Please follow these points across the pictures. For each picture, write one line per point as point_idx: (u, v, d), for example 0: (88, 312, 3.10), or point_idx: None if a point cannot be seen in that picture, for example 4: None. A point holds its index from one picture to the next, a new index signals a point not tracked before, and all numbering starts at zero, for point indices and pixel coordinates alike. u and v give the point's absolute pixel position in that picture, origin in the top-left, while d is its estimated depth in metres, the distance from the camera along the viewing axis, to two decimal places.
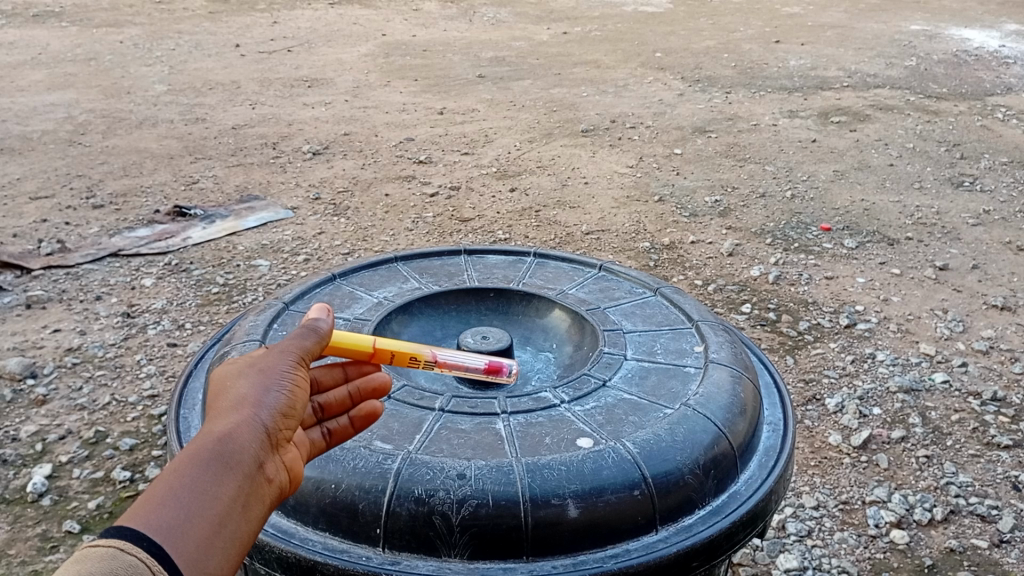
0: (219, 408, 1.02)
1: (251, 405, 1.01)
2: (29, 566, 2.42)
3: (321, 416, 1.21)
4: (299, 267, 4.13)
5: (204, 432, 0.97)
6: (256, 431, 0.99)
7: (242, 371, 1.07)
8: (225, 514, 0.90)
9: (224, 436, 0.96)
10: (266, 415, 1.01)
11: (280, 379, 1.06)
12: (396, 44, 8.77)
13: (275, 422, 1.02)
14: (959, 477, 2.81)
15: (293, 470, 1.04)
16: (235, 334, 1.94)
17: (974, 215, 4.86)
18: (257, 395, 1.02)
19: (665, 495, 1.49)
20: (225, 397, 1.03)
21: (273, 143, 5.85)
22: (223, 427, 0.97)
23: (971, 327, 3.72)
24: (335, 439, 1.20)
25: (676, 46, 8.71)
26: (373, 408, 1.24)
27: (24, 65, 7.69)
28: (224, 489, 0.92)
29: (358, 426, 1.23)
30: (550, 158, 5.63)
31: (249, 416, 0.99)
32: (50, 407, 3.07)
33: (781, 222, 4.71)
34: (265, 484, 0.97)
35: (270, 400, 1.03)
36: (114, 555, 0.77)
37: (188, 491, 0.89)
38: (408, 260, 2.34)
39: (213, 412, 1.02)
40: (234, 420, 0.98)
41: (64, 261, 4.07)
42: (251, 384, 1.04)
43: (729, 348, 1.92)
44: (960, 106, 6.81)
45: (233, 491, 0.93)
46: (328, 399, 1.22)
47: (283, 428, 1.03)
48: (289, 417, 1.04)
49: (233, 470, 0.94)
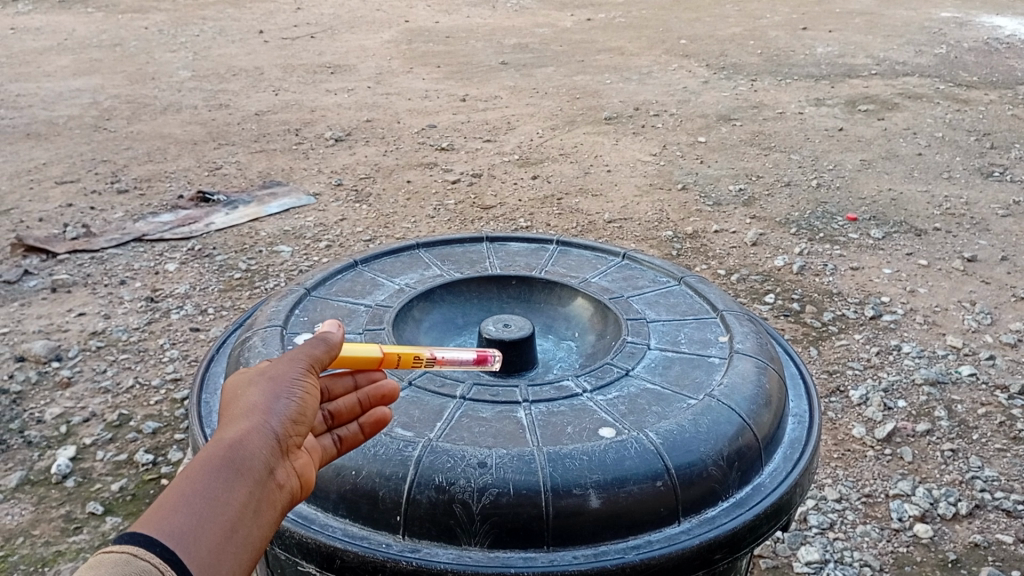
0: (229, 416, 1.01)
1: (260, 413, 1.00)
2: (53, 547, 2.45)
3: (332, 424, 1.20)
4: (321, 253, 4.14)
5: (214, 439, 0.97)
6: (266, 438, 0.98)
7: (253, 379, 1.05)
8: (237, 520, 0.90)
9: (234, 443, 0.96)
10: (276, 422, 1.00)
11: (291, 387, 1.04)
12: (419, 30, 8.75)
13: (286, 430, 1.01)
14: (985, 471, 2.76)
15: (303, 476, 1.03)
16: (257, 319, 1.94)
17: (1004, 205, 4.77)
18: (267, 403, 1.01)
19: (688, 487, 1.48)
20: (235, 404, 1.02)
21: (296, 130, 5.86)
22: (234, 435, 0.97)
23: (999, 320, 3.65)
24: (345, 447, 1.19)
25: (701, 33, 8.60)
26: (383, 414, 1.23)
27: (50, 51, 7.75)
28: (235, 495, 0.92)
29: (369, 433, 1.22)
30: (573, 145, 5.59)
31: (258, 423, 0.99)
32: (75, 390, 3.11)
33: (806, 211, 4.65)
34: (276, 490, 0.97)
35: (280, 407, 1.02)
36: (128, 560, 0.77)
37: (200, 497, 0.89)
38: (430, 247, 2.32)
39: (223, 419, 1.01)
40: (244, 427, 0.98)
41: (89, 246, 4.12)
42: (262, 390, 1.03)
43: (754, 338, 1.89)
44: (991, 95, 6.67)
45: (244, 498, 0.92)
46: (338, 407, 1.20)
47: (292, 434, 1.02)
48: (298, 424, 1.03)
49: (243, 477, 0.93)
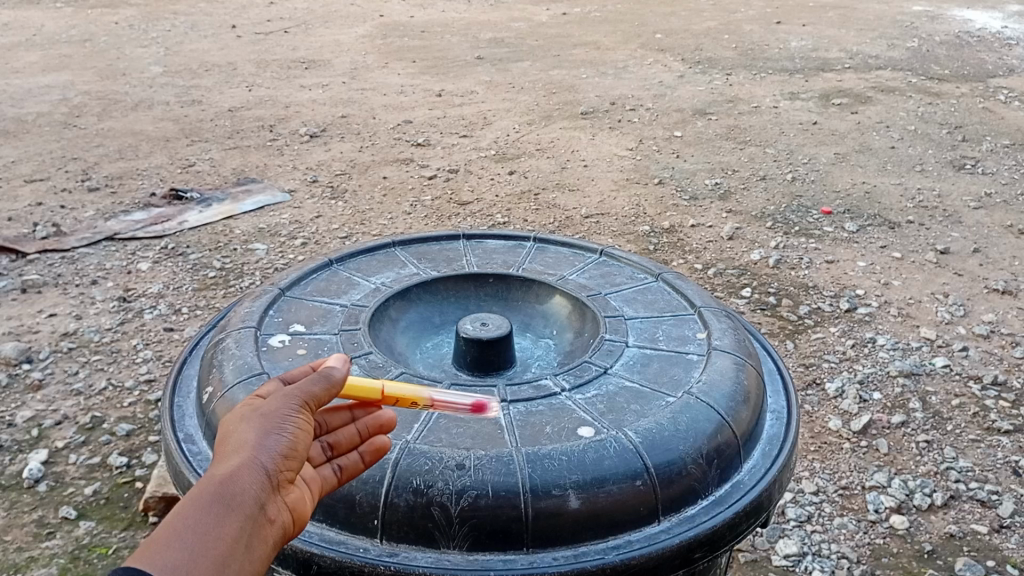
0: (222, 452, 1.00)
1: (252, 449, 0.99)
2: (26, 553, 2.40)
3: (331, 455, 1.19)
4: (297, 251, 4.09)
5: (207, 476, 0.96)
6: (257, 473, 0.97)
7: (246, 416, 1.04)
8: (228, 553, 0.89)
9: (225, 479, 0.94)
10: (268, 457, 0.99)
11: (283, 422, 1.02)
12: (394, 25, 8.68)
13: (277, 465, 0.99)
14: (960, 462, 2.79)
15: (297, 510, 1.01)
16: (231, 320, 1.91)
17: (976, 198, 4.83)
18: (258, 438, 1.00)
19: (668, 485, 1.47)
20: (229, 440, 1.01)
21: (270, 126, 5.79)
22: (225, 470, 0.96)
23: (972, 311, 3.69)
24: (346, 477, 1.18)
25: (676, 27, 8.62)
26: (383, 444, 1.23)
27: (18, 46, 7.59)
28: (226, 531, 0.90)
29: (369, 462, 1.22)
30: (550, 140, 5.58)
31: (249, 459, 0.97)
32: (46, 392, 3.05)
33: (781, 205, 4.67)
34: (268, 524, 0.95)
35: (271, 443, 1.00)
36: None
37: (191, 533, 0.88)
38: (405, 246, 2.30)
39: (217, 456, 1.00)
40: (236, 463, 0.97)
41: (60, 245, 4.04)
42: (255, 426, 1.01)
43: (732, 334, 1.89)
44: (962, 88, 6.74)
45: (235, 532, 0.91)
46: (337, 438, 1.19)
47: (285, 469, 1.00)
48: (291, 458, 1.01)
49: (234, 512, 0.92)
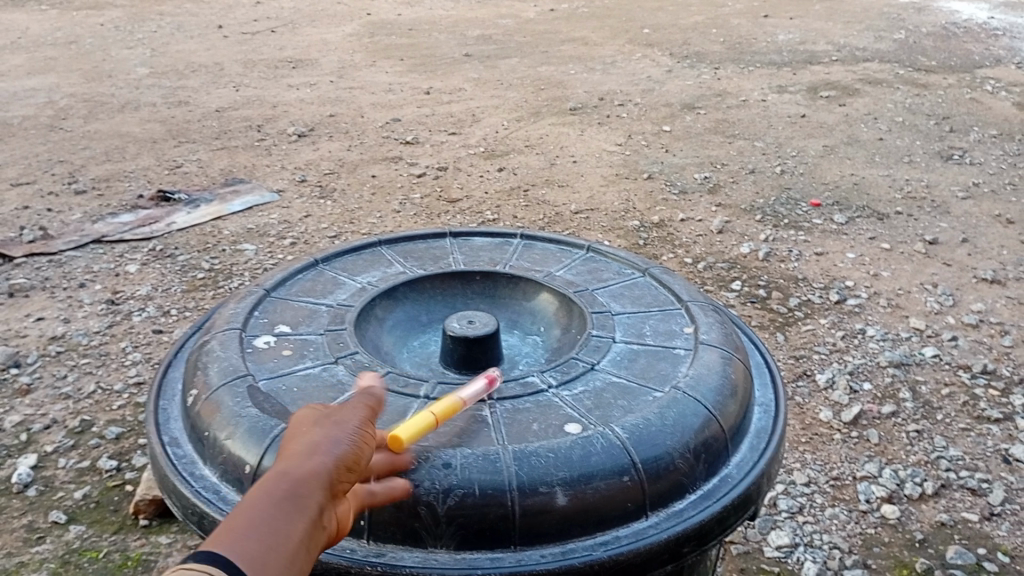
0: (290, 454, 1.06)
1: (322, 454, 1.05)
2: (15, 558, 2.38)
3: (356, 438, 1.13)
4: (285, 251, 4.08)
5: (280, 473, 1.02)
6: (325, 479, 1.03)
7: (314, 426, 1.11)
8: (298, 548, 0.94)
9: (297, 480, 1.00)
10: (334, 465, 1.05)
11: (348, 436, 1.10)
12: (381, 23, 8.65)
13: (340, 474, 1.05)
14: (950, 451, 2.80)
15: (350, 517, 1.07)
16: (215, 322, 1.90)
17: (964, 188, 4.85)
18: (327, 446, 1.06)
19: (655, 480, 1.47)
20: (297, 444, 1.08)
21: (257, 126, 5.76)
22: (297, 471, 1.02)
23: (961, 301, 3.71)
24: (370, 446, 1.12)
25: (664, 22, 8.62)
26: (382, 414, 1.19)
27: (2, 49, 7.52)
28: (298, 527, 0.96)
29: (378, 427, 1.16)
30: (538, 137, 5.57)
31: (319, 465, 1.04)
32: (35, 397, 3.03)
33: (770, 198, 4.68)
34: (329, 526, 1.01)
35: (337, 453, 1.07)
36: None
37: (267, 525, 0.94)
38: (391, 244, 2.29)
39: (285, 456, 1.06)
40: (307, 466, 1.03)
41: (46, 249, 4.01)
42: (322, 437, 1.08)
43: (719, 328, 1.89)
44: (949, 79, 6.77)
45: (305, 530, 0.96)
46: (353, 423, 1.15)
47: (346, 479, 1.06)
48: (352, 469, 1.07)
49: (305, 512, 0.98)
